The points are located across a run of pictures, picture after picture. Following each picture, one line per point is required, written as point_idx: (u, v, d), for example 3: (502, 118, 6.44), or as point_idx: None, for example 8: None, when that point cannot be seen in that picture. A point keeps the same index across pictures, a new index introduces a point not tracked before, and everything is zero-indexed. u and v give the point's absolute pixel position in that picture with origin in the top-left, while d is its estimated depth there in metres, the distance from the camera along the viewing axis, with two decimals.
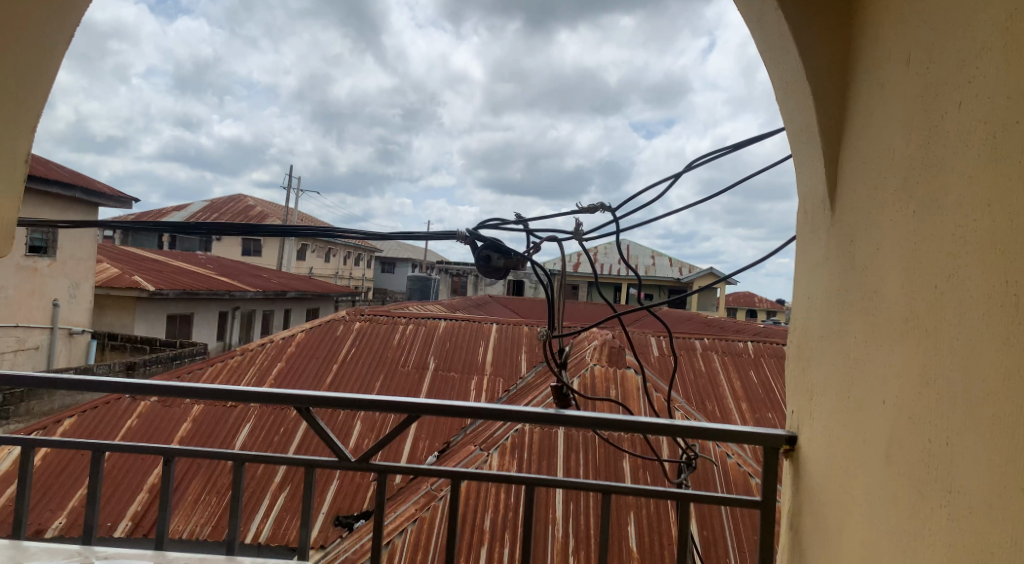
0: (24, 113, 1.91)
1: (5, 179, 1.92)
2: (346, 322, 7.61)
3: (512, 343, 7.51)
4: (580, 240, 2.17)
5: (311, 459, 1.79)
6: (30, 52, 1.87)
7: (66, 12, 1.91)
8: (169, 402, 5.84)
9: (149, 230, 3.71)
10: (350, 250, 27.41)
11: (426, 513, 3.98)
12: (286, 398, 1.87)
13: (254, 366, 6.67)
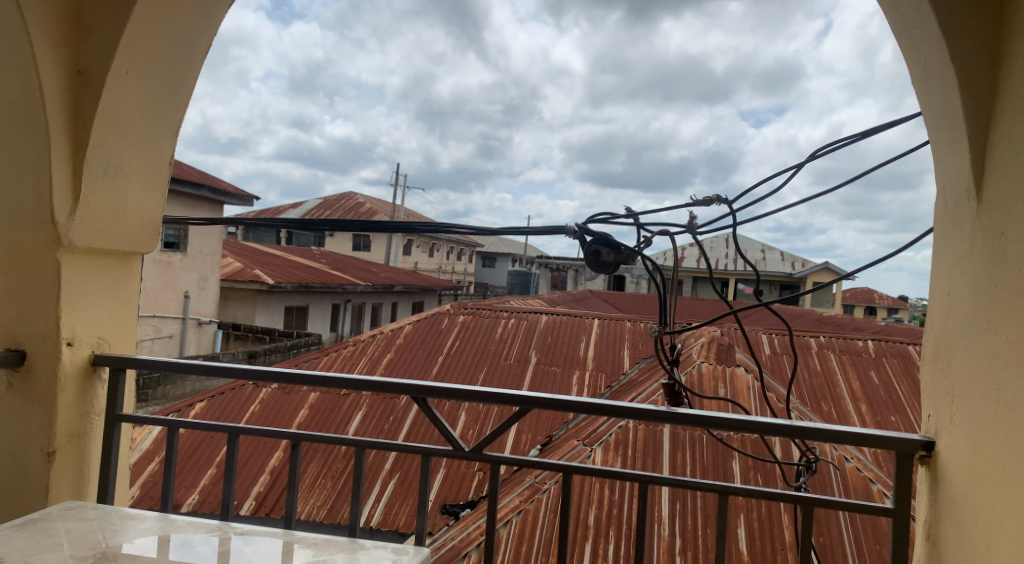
0: (167, 117, 2.07)
1: (153, 181, 2.09)
2: (451, 316, 7.80)
3: (615, 338, 7.45)
4: (693, 234, 2.12)
5: (427, 448, 1.85)
6: (175, 61, 2.02)
7: (206, 23, 2.05)
8: (287, 389, 6.16)
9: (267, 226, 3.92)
10: (453, 245, 27.96)
11: (530, 506, 4.02)
12: (403, 388, 1.93)
13: (365, 357, 6.97)
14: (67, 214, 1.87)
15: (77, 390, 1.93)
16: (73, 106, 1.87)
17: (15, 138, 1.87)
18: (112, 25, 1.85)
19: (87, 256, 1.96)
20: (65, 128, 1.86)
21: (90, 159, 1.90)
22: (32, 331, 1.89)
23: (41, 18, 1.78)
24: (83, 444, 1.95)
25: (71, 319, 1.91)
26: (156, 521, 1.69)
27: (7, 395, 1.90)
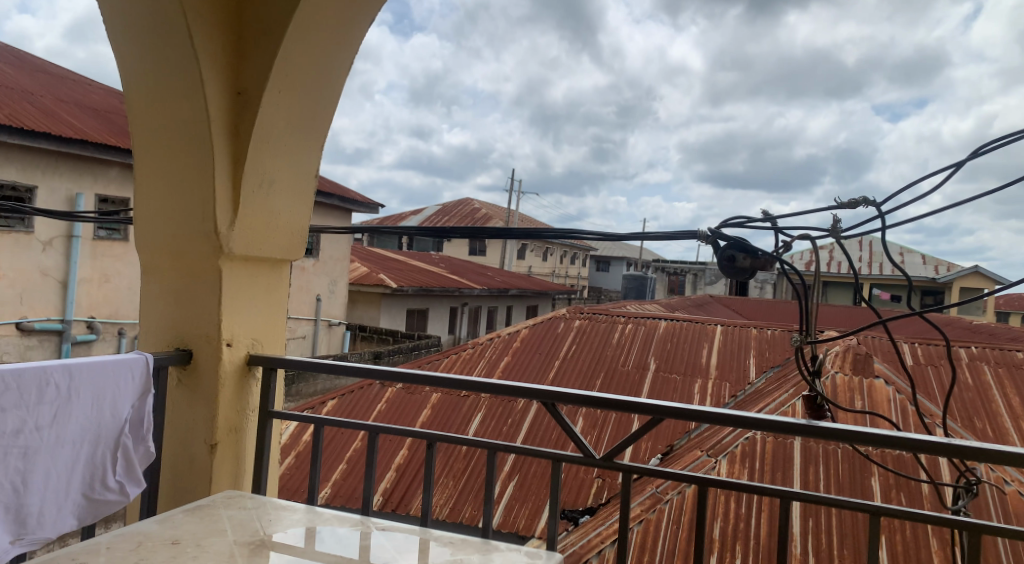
0: (312, 132, 2.20)
1: (301, 192, 2.23)
2: (567, 320, 7.81)
3: (739, 345, 7.19)
4: (838, 237, 2.02)
5: (558, 454, 1.86)
6: (321, 81, 2.16)
7: (350, 44, 2.18)
8: (411, 389, 6.38)
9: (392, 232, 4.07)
10: (567, 249, 27.97)
11: (651, 516, 3.95)
12: (532, 393, 1.94)
13: (484, 359, 7.11)
14: (227, 224, 2.03)
15: (234, 387, 2.08)
16: (233, 125, 2.04)
17: (182, 154, 2.04)
18: (268, 48, 2.00)
19: (244, 263, 2.12)
20: (226, 146, 2.02)
21: (247, 173, 2.06)
22: (197, 332, 2.07)
23: (208, 46, 1.94)
24: (240, 438, 2.11)
25: (230, 322, 2.07)
26: (304, 512, 1.79)
27: (176, 390, 2.08)
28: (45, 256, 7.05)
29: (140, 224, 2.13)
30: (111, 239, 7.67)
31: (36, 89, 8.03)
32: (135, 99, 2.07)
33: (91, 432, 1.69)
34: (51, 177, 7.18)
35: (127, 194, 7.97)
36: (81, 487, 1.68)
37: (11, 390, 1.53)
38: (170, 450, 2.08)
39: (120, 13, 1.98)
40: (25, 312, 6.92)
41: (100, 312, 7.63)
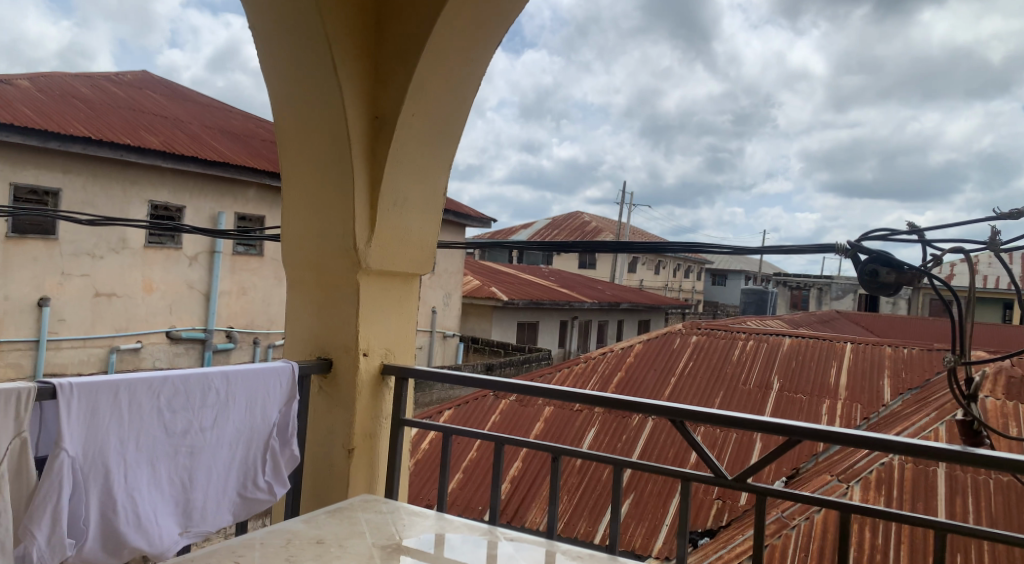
0: (440, 153, 2.29)
1: (431, 208, 2.33)
2: (684, 335, 7.64)
3: (872, 365, 6.76)
4: (996, 251, 1.87)
5: (687, 473, 1.82)
6: (451, 103, 2.25)
7: (477, 68, 2.25)
8: (525, 401, 6.44)
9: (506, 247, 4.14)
10: (680, 262, 27.36)
11: (777, 541, 3.77)
12: (660, 410, 1.91)
13: (597, 373, 7.08)
14: (365, 242, 2.14)
15: (370, 395, 2.19)
16: (370, 148, 2.15)
17: (325, 175, 2.17)
18: (403, 75, 2.10)
19: (379, 278, 2.23)
20: (364, 167, 2.14)
21: (383, 193, 2.17)
22: (336, 343, 2.19)
23: (350, 75, 2.07)
24: (374, 444, 2.20)
25: (366, 334, 2.18)
26: (434, 519, 1.85)
27: (317, 396, 2.20)
28: (191, 269, 7.66)
29: (287, 242, 2.28)
30: (248, 254, 8.22)
31: (185, 117, 8.78)
32: (283, 126, 2.23)
33: (245, 434, 1.83)
34: (197, 198, 7.81)
35: (263, 212, 8.51)
36: (237, 486, 1.82)
37: (180, 393, 1.67)
38: (311, 453, 2.20)
39: (272, 48, 2.13)
40: (173, 322, 7.56)
41: (238, 322, 8.19)
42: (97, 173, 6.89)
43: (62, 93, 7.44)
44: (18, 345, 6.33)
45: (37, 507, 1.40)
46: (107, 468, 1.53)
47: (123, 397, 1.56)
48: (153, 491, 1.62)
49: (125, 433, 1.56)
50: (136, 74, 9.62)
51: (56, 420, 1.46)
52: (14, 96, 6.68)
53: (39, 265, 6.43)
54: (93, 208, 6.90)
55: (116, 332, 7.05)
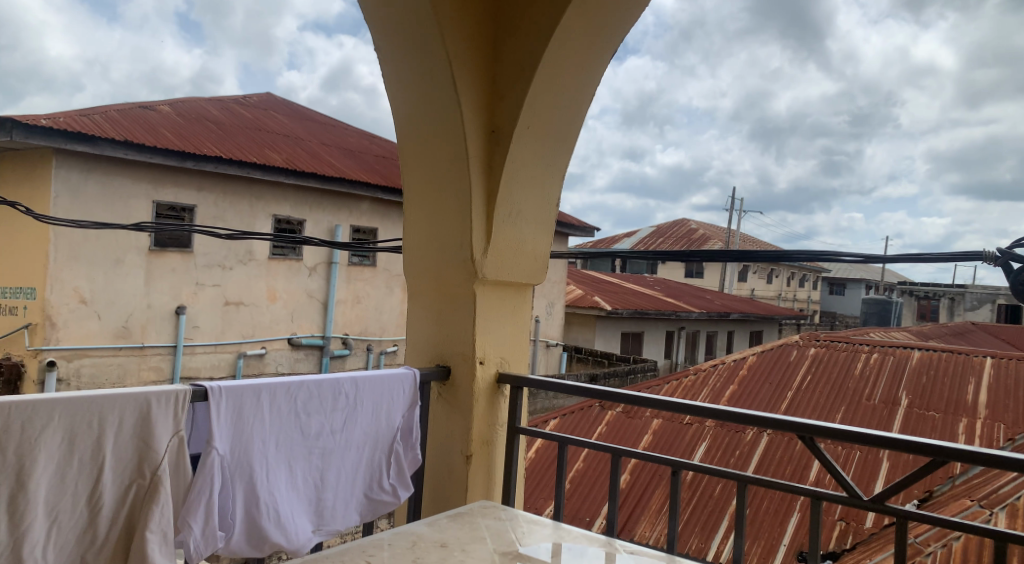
0: (553, 164, 2.32)
1: (545, 218, 2.35)
2: (801, 347, 7.30)
3: (1016, 382, 6.21)
4: None
5: (818, 492, 1.74)
6: (566, 114, 2.27)
7: (590, 79, 2.26)
8: (632, 413, 6.35)
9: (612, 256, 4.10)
10: (795, 271, 26.21)
11: None
12: (785, 425, 1.84)
13: (707, 386, 6.88)
14: (482, 252, 2.19)
15: (487, 403, 2.22)
16: (487, 159, 2.20)
17: (444, 187, 2.23)
18: (520, 89, 2.14)
19: (494, 287, 2.27)
20: (481, 180, 2.18)
21: (499, 205, 2.20)
22: (454, 351, 2.24)
23: (469, 90, 2.12)
24: (491, 451, 2.24)
25: (483, 342, 2.22)
26: (552, 528, 1.85)
27: (437, 403, 2.26)
28: (311, 279, 8.06)
29: (407, 253, 2.36)
30: (362, 265, 8.57)
31: (305, 135, 9.27)
32: (404, 141, 2.32)
33: (372, 437, 1.92)
34: (316, 211, 8.21)
35: (375, 224, 8.84)
36: (365, 487, 1.91)
37: (314, 396, 1.78)
38: (431, 458, 2.26)
39: (396, 67, 2.22)
40: (295, 329, 7.97)
41: (352, 330, 8.53)
42: (228, 189, 7.38)
43: (197, 117, 8.03)
44: (158, 350, 6.86)
45: (192, 501, 1.51)
46: (250, 466, 1.64)
47: (265, 400, 1.67)
48: (290, 489, 1.72)
49: (267, 433, 1.67)
50: (261, 96, 10.25)
51: (208, 421, 1.57)
52: (156, 121, 7.27)
53: (177, 275, 6.95)
54: (223, 222, 7.39)
55: (244, 338, 7.52)
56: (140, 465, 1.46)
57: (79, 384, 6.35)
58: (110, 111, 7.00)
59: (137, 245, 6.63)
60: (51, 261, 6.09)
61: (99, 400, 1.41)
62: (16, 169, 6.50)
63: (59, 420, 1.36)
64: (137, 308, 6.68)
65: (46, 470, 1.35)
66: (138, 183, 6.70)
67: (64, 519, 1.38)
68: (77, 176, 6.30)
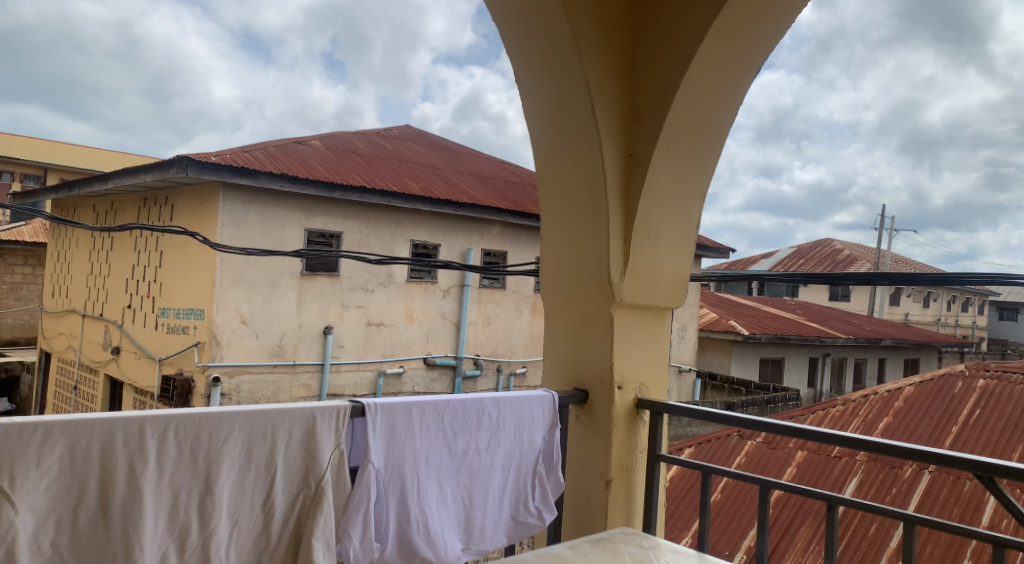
0: (692, 187, 2.29)
1: (683, 242, 2.33)
2: (967, 378, 6.65)
3: None
4: None
5: (1000, 538, 1.57)
6: (706, 136, 2.23)
7: (731, 101, 2.22)
8: (774, 443, 6.04)
9: (749, 279, 3.95)
10: (956, 295, 24.04)
11: None
12: (957, 462, 1.69)
13: (857, 418, 6.43)
14: (619, 276, 2.19)
15: (626, 428, 2.21)
16: (625, 183, 2.20)
17: (582, 210, 2.24)
18: (659, 112, 2.13)
19: (632, 311, 2.26)
20: (618, 204, 2.19)
21: (637, 228, 2.20)
22: (592, 374, 2.24)
23: (607, 114, 2.14)
24: (631, 477, 2.21)
25: (621, 367, 2.21)
26: (696, 559, 1.79)
27: (575, 426, 2.26)
28: (445, 301, 8.34)
29: (545, 277, 2.40)
30: (493, 287, 8.77)
31: (440, 163, 9.66)
32: (542, 168, 2.36)
33: (516, 458, 1.97)
34: (450, 236, 8.50)
35: (506, 247, 9.02)
36: (510, 509, 1.96)
37: (459, 415, 1.84)
38: (570, 483, 2.26)
39: (536, 94, 2.28)
40: (430, 349, 8.26)
41: (483, 351, 8.72)
42: (370, 217, 7.81)
43: (344, 149, 8.59)
44: (308, 368, 7.33)
45: (352, 512, 1.61)
46: (402, 481, 1.72)
47: (414, 418, 1.75)
48: (439, 505, 1.79)
49: (417, 450, 1.75)
50: (401, 128, 10.83)
51: (365, 437, 1.67)
52: (309, 155, 7.83)
53: (325, 297, 7.41)
54: (366, 247, 7.81)
55: (384, 358, 7.88)
56: (305, 474, 1.58)
57: (239, 398, 6.89)
58: (268, 147, 7.63)
59: (290, 269, 7.15)
60: (217, 285, 6.67)
61: (274, 413, 1.54)
62: (191, 202, 7.21)
63: (239, 430, 1.49)
64: (290, 328, 7.18)
65: (229, 474, 1.48)
66: (291, 212, 7.24)
67: (243, 522, 1.51)
68: (240, 207, 6.89)
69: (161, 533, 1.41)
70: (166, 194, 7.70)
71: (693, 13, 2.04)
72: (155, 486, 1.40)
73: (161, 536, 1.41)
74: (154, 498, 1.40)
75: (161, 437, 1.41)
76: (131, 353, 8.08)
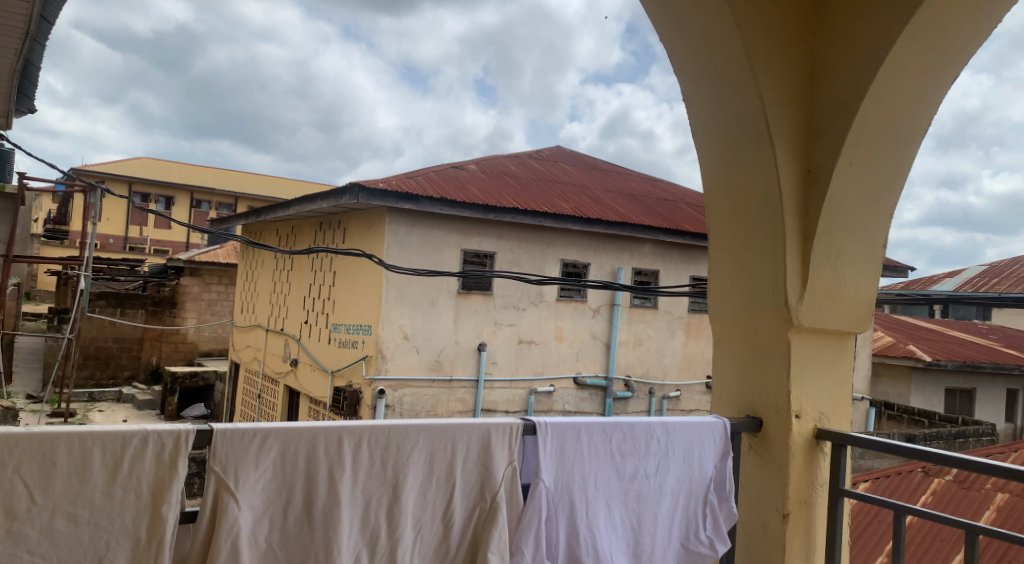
0: (878, 204, 2.16)
1: (869, 262, 2.19)
2: None
3: None
4: None
5: None
6: (894, 150, 2.10)
7: (922, 111, 2.08)
8: (968, 483, 5.45)
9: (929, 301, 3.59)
10: None
11: None
12: None
13: None
14: (797, 298, 2.08)
15: (805, 460, 2.09)
16: (803, 201, 2.10)
17: (755, 230, 2.16)
18: (841, 125, 2.02)
19: (811, 336, 2.14)
20: (796, 224, 2.09)
21: (817, 247, 2.09)
22: (767, 402, 2.14)
23: (784, 131, 2.07)
24: (810, 510, 2.09)
25: (799, 394, 2.11)
26: None
27: (747, 455, 2.17)
28: (595, 320, 8.33)
29: (714, 301, 2.32)
30: (644, 307, 8.65)
31: (591, 183, 9.70)
32: (711, 190, 2.31)
33: (685, 485, 1.92)
34: (600, 255, 8.49)
35: (658, 266, 8.87)
36: (680, 537, 1.91)
37: (628, 438, 1.84)
38: (743, 513, 2.17)
39: (705, 114, 2.24)
40: (581, 369, 8.26)
41: (635, 372, 8.60)
42: (522, 237, 7.97)
43: (498, 172, 8.86)
44: (464, 383, 7.57)
45: (524, 529, 1.65)
46: (572, 500, 1.74)
47: (584, 439, 1.76)
48: (608, 527, 1.79)
49: (586, 470, 1.77)
50: (553, 150, 11.01)
51: (536, 454, 1.70)
52: (465, 179, 8.16)
53: (480, 315, 7.63)
54: (518, 267, 7.97)
55: (536, 376, 7.98)
56: (481, 489, 1.64)
57: (401, 410, 7.24)
58: (429, 173, 8.03)
59: (447, 288, 7.44)
60: (383, 302, 7.09)
61: (454, 428, 1.61)
62: (360, 226, 7.74)
63: (423, 442, 1.58)
64: (447, 344, 7.47)
65: (414, 485, 1.58)
66: (450, 234, 7.55)
67: (426, 530, 1.59)
68: (403, 230, 7.28)
69: (355, 538, 1.52)
70: (339, 219, 8.32)
71: (879, 19, 1.94)
72: (350, 492, 1.51)
73: (355, 539, 1.52)
74: (350, 503, 1.52)
75: (356, 447, 1.52)
76: (307, 365, 8.75)
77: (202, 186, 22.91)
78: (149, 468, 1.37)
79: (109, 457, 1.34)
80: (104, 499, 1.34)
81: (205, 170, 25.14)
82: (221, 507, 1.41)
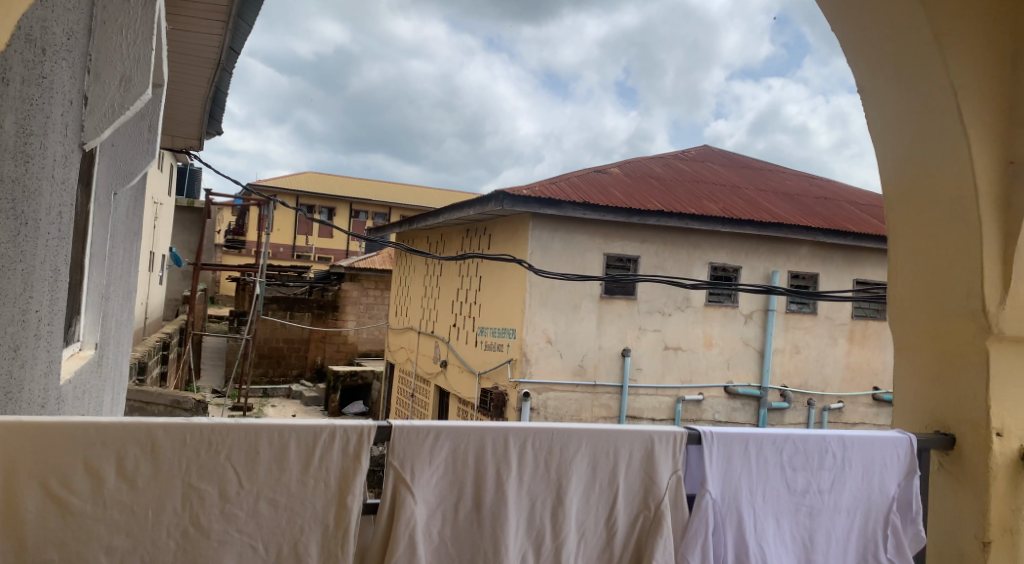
0: None
1: None
2: None
3: None
4: None
5: None
6: None
7: None
8: None
9: None
10: None
11: None
12: None
13: None
14: (998, 303, 1.88)
15: (1010, 483, 1.88)
16: (1003, 196, 1.89)
17: (945, 227, 1.97)
18: None
19: (1016, 345, 1.92)
20: (995, 221, 1.88)
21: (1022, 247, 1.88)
22: (961, 417, 1.94)
23: (979, 120, 1.88)
24: (1017, 540, 1.88)
25: (1001, 410, 1.89)
26: None
27: (937, 475, 1.98)
28: (747, 327, 7.98)
29: (896, 307, 2.13)
30: (802, 312, 8.16)
31: (741, 182, 9.32)
32: (889, 187, 2.13)
33: (863, 503, 1.79)
34: (752, 258, 8.11)
35: (817, 269, 8.34)
36: (859, 558, 1.78)
37: (800, 452, 1.73)
38: (932, 537, 1.98)
39: (882, 106, 2.08)
40: (731, 377, 7.93)
41: (792, 382, 8.14)
42: (668, 240, 7.78)
43: (643, 175, 8.72)
44: (608, 389, 7.49)
45: (690, 539, 1.61)
46: (739, 514, 1.67)
47: (752, 451, 1.68)
48: (778, 543, 1.70)
49: (754, 484, 1.69)
50: (700, 149, 10.68)
51: (701, 464, 1.65)
52: (608, 182, 8.10)
53: (624, 320, 7.54)
54: (664, 271, 7.80)
55: (683, 383, 7.76)
56: (645, 497, 1.61)
57: (546, 413, 7.30)
58: (572, 177, 8.06)
59: (591, 292, 7.41)
60: (527, 307, 7.19)
61: (615, 435, 1.59)
62: (505, 231, 7.90)
63: (585, 448, 1.58)
64: (591, 349, 7.43)
65: (578, 489, 1.58)
66: (593, 238, 7.52)
67: (590, 534, 1.59)
68: (547, 235, 7.35)
69: (522, 538, 1.54)
70: (485, 225, 8.54)
71: None
72: (516, 492, 1.54)
73: (522, 540, 1.54)
74: (517, 504, 1.54)
75: (521, 448, 1.54)
76: (456, 367, 9.04)
77: (360, 197, 24.38)
78: (336, 460, 1.47)
79: (302, 449, 1.45)
80: (299, 486, 1.45)
81: (363, 182, 26.74)
82: (399, 501, 1.47)
